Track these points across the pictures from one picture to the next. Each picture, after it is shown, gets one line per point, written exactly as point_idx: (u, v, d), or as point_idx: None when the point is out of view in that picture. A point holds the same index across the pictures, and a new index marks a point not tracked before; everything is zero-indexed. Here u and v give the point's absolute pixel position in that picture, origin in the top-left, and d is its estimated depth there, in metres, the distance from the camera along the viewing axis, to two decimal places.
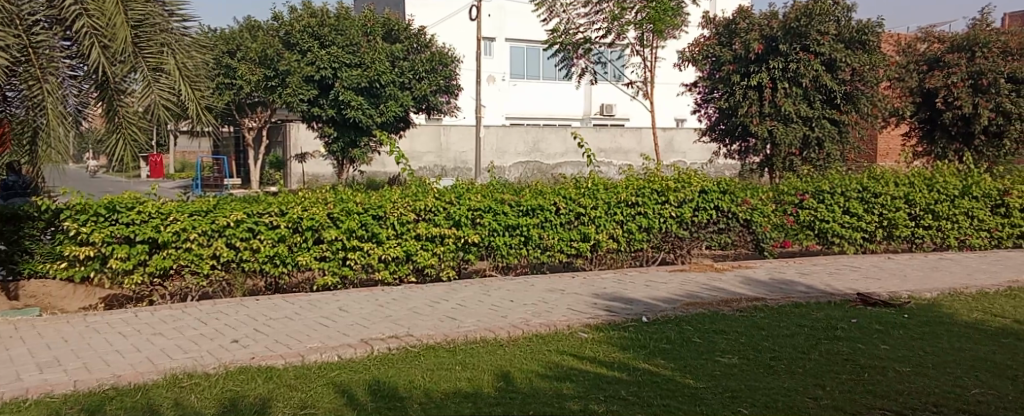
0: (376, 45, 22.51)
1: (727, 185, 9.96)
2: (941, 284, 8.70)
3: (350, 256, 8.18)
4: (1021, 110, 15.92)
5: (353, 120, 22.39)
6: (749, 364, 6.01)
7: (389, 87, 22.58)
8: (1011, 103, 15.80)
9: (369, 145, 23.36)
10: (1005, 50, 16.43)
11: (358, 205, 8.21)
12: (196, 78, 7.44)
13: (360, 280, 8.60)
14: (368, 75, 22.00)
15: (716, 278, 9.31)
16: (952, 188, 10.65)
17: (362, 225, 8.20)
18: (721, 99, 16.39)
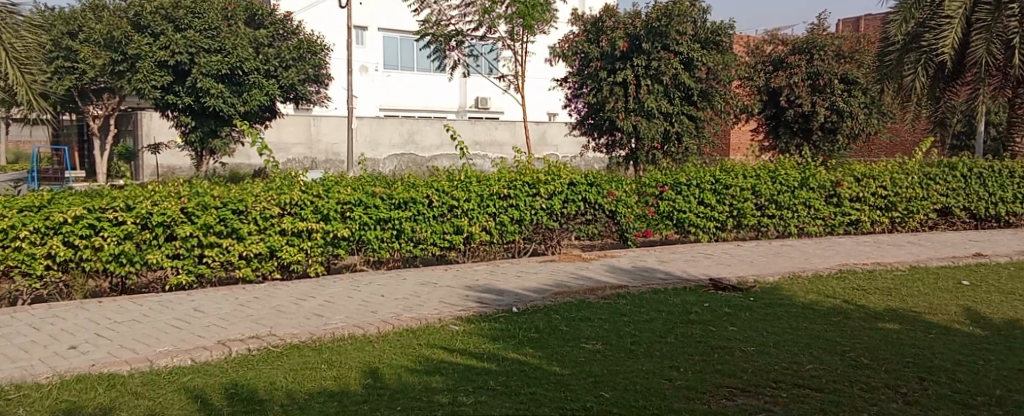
0: (237, 30, 21.86)
1: (594, 178, 10.32)
2: (783, 269, 9.38)
3: (207, 253, 7.94)
4: (852, 109, 17.72)
5: (212, 109, 21.54)
6: (611, 350, 6.30)
7: (253, 75, 21.85)
8: (843, 102, 17.54)
9: (229, 136, 22.65)
10: (839, 52, 17.97)
11: (216, 199, 7.99)
12: (27, 60, 7.42)
13: (219, 279, 8.35)
14: (229, 62, 21.19)
15: (583, 267, 9.66)
16: (792, 180, 11.46)
17: (220, 220, 7.98)
18: (590, 94, 16.84)
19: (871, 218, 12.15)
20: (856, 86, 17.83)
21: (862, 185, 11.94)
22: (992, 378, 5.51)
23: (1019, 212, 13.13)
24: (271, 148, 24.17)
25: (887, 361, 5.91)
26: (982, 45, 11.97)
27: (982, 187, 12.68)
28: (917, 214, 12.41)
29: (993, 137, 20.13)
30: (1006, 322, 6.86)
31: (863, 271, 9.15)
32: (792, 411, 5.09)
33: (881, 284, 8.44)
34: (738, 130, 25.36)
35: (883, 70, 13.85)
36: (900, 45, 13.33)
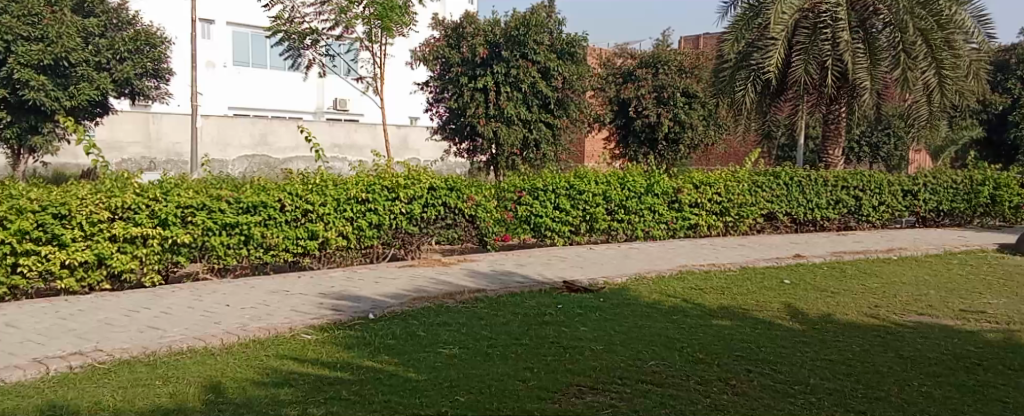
0: (62, 17, 19.50)
1: (454, 182, 10.39)
2: (629, 271, 9.83)
3: (23, 262, 7.45)
4: (691, 121, 19.38)
5: (32, 103, 19.26)
6: (467, 353, 6.40)
7: (80, 67, 19.84)
8: (684, 114, 19.21)
9: (51, 132, 20.49)
10: (681, 67, 19.62)
11: (33, 202, 7.52)
12: None
13: (37, 290, 7.87)
14: (52, 51, 19.00)
15: (442, 271, 9.72)
16: (639, 186, 12.02)
17: (38, 225, 7.52)
18: (451, 99, 16.89)
19: (707, 222, 12.89)
20: (694, 100, 19.63)
21: (700, 192, 12.68)
22: (807, 368, 6.02)
23: (832, 218, 14.10)
24: (102, 147, 22.52)
25: (719, 356, 6.34)
26: (800, 65, 13.72)
27: (802, 194, 13.68)
28: (746, 218, 13.25)
29: (812, 149, 21.93)
30: (820, 317, 7.51)
31: (700, 271, 9.74)
32: (632, 406, 5.37)
33: (717, 283, 9.03)
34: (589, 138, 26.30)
35: (717, 85, 15.25)
36: (732, 63, 14.74)
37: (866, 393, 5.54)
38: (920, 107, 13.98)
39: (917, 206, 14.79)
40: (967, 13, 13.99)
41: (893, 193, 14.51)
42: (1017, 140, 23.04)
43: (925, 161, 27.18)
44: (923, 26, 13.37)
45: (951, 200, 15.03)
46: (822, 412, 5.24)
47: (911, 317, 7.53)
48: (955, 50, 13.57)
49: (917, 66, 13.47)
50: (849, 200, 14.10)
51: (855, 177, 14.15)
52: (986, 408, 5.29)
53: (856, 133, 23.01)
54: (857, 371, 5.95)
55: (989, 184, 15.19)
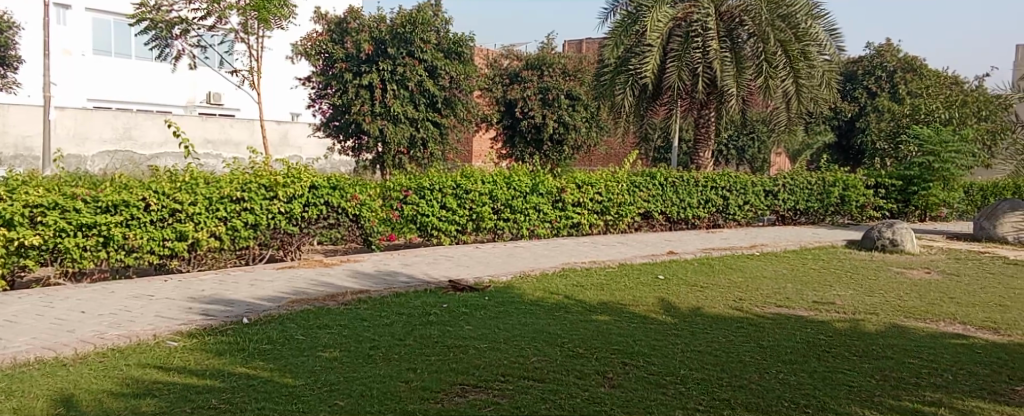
0: None
1: (337, 181, 10.11)
2: (514, 269, 9.85)
3: None
4: (575, 122, 19.90)
5: None
6: (349, 356, 6.21)
7: None
8: (568, 116, 19.72)
9: None
10: (564, 70, 20.12)
11: None
12: None
13: None
14: None
15: (323, 273, 9.43)
16: (524, 185, 12.07)
17: None
18: (335, 95, 16.44)
19: (589, 221, 13.12)
20: (579, 102, 20.05)
21: (582, 191, 12.89)
22: (679, 360, 6.19)
23: (702, 216, 14.61)
24: None
25: (598, 350, 6.42)
26: (674, 72, 14.27)
27: (675, 194, 14.13)
28: (625, 217, 13.57)
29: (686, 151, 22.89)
30: (691, 310, 7.75)
31: (582, 268, 9.89)
32: (513, 402, 5.35)
33: (598, 280, 9.18)
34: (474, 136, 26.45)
35: (598, 89, 15.59)
36: (613, 67, 15.07)
37: (730, 382, 5.74)
38: (780, 114, 14.80)
39: (776, 206, 15.47)
40: (820, 26, 14.75)
41: (756, 193, 15.15)
42: (863, 146, 24.78)
43: (785, 164, 28.80)
44: (783, 38, 14.13)
45: (806, 199, 15.76)
46: (690, 401, 5.40)
47: (771, 309, 7.90)
48: (809, 60, 14.37)
49: (776, 74, 14.19)
50: (716, 200, 14.65)
51: (723, 177, 14.74)
52: (834, 391, 5.59)
53: (724, 137, 24.16)
54: (723, 361, 6.16)
55: (839, 185, 16.01)
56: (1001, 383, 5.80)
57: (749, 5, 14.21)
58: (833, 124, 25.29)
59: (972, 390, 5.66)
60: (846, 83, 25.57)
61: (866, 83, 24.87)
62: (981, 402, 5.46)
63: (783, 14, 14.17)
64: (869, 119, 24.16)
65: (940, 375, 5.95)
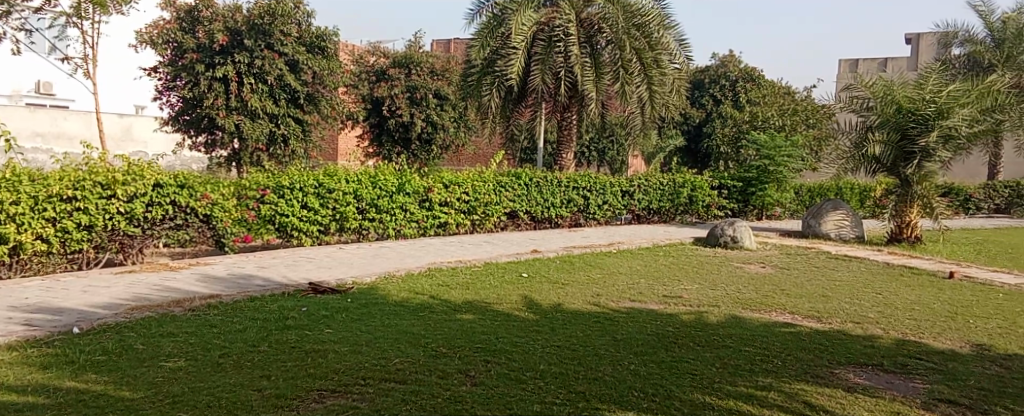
0: None
1: (185, 179, 9.58)
2: (377, 270, 9.65)
3: None
4: (443, 122, 19.93)
5: None
6: (195, 365, 5.85)
7: None
8: (436, 115, 19.74)
9: None
10: (432, 69, 20.05)
11: None
12: None
13: None
14: None
15: (169, 277, 8.89)
16: (390, 185, 11.85)
17: None
18: (185, 87, 15.56)
19: (456, 220, 13.07)
20: (446, 102, 20.03)
21: (449, 191, 12.81)
22: (540, 355, 6.22)
23: (564, 216, 14.89)
24: None
25: (461, 349, 6.34)
26: (538, 75, 14.49)
27: (539, 194, 14.32)
28: (491, 216, 13.62)
29: (550, 152, 23.41)
30: (552, 307, 7.84)
31: (447, 268, 9.82)
32: (372, 405, 5.22)
33: (462, 279, 9.14)
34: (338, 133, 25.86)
35: (465, 89, 15.63)
36: (479, 68, 15.13)
37: (586, 374, 5.84)
38: (635, 118, 15.13)
39: (632, 206, 16.01)
40: (671, 36, 15.05)
41: (614, 194, 15.60)
42: (709, 149, 26.07)
43: (641, 166, 29.88)
44: (638, 46, 14.58)
45: (658, 199, 16.35)
46: (548, 395, 5.44)
47: (626, 304, 8.13)
48: (661, 68, 14.86)
49: (631, 80, 14.65)
50: (577, 200, 14.97)
51: (583, 178, 15.08)
52: (680, 380, 5.79)
53: (586, 138, 24.79)
54: (580, 355, 6.25)
55: (688, 186, 16.65)
56: (822, 367, 6.18)
57: (606, 13, 14.59)
58: (682, 129, 26.37)
59: (799, 374, 6.01)
60: (694, 91, 26.88)
61: (712, 91, 26.21)
62: (805, 385, 5.79)
63: (638, 23, 14.63)
64: (715, 124, 25.43)
65: (772, 362, 6.28)
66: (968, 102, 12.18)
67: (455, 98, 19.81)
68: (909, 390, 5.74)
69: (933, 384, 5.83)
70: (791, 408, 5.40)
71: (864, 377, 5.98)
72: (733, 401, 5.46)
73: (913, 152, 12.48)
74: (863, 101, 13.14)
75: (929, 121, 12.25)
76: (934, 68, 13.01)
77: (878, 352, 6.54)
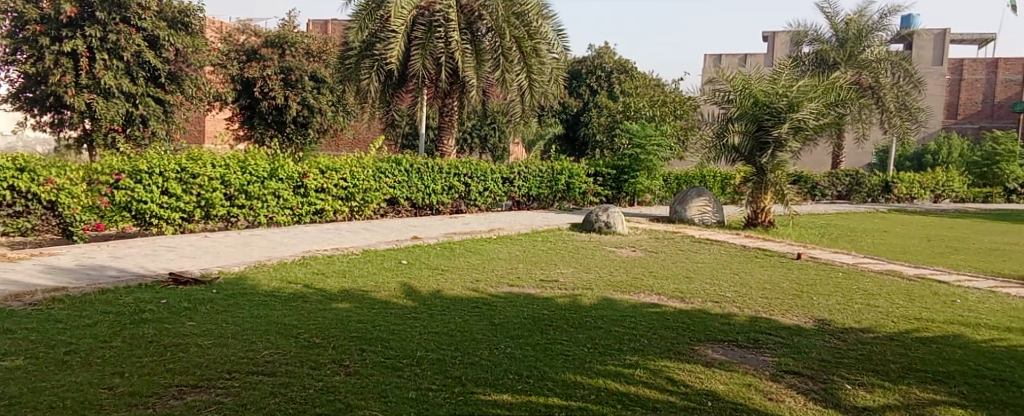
0: None
1: (24, 163, 9.46)
2: (246, 259, 9.41)
3: None
4: (320, 106, 19.68)
5: None
6: (37, 364, 5.62)
7: None
8: (313, 99, 19.44)
9: None
10: (308, 51, 19.81)
11: None
12: None
13: None
14: None
15: (7, 269, 8.39)
16: (261, 170, 11.57)
17: None
18: (28, 62, 14.51)
19: (333, 207, 12.91)
20: (324, 85, 19.82)
21: (325, 177, 12.64)
22: (417, 342, 6.29)
23: (445, 202, 14.96)
24: None
25: (335, 339, 6.29)
26: (418, 60, 14.45)
27: (419, 180, 14.33)
28: (370, 203, 13.53)
29: (431, 139, 23.44)
30: (430, 293, 7.93)
31: (322, 256, 9.72)
32: (238, 400, 5.19)
33: (337, 267, 9.09)
34: (203, 115, 24.98)
35: (343, 72, 15.39)
36: (357, 52, 14.97)
37: (464, 359, 5.96)
38: (515, 106, 15.43)
39: (513, 192, 16.28)
40: (549, 26, 15.30)
41: (495, 180, 15.78)
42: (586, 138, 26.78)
43: (521, 154, 30.33)
44: (517, 34, 14.77)
45: (537, 186, 16.69)
46: (425, 382, 5.53)
47: (504, 288, 8.32)
48: (539, 57, 15.13)
49: (511, 68, 14.87)
50: (459, 186, 15.08)
51: (465, 165, 15.18)
52: (553, 361, 6.02)
53: (465, 125, 24.92)
54: (458, 341, 6.36)
55: (565, 174, 17.11)
56: (685, 345, 6.57)
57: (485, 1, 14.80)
58: (561, 117, 26.74)
59: (663, 352, 6.37)
60: (572, 80, 27.51)
61: (588, 81, 26.93)
62: (668, 362, 6.14)
63: (517, 11, 14.82)
64: (591, 113, 26.03)
65: (640, 341, 6.62)
66: (815, 97, 13.07)
67: (333, 82, 19.61)
68: (760, 363, 6.18)
69: (782, 357, 6.28)
70: (655, 384, 5.72)
71: (721, 353, 6.40)
72: (602, 379, 5.74)
73: (767, 142, 13.29)
74: (724, 94, 13.95)
75: (781, 113, 13.05)
76: (787, 65, 13.92)
77: (734, 329, 7.01)
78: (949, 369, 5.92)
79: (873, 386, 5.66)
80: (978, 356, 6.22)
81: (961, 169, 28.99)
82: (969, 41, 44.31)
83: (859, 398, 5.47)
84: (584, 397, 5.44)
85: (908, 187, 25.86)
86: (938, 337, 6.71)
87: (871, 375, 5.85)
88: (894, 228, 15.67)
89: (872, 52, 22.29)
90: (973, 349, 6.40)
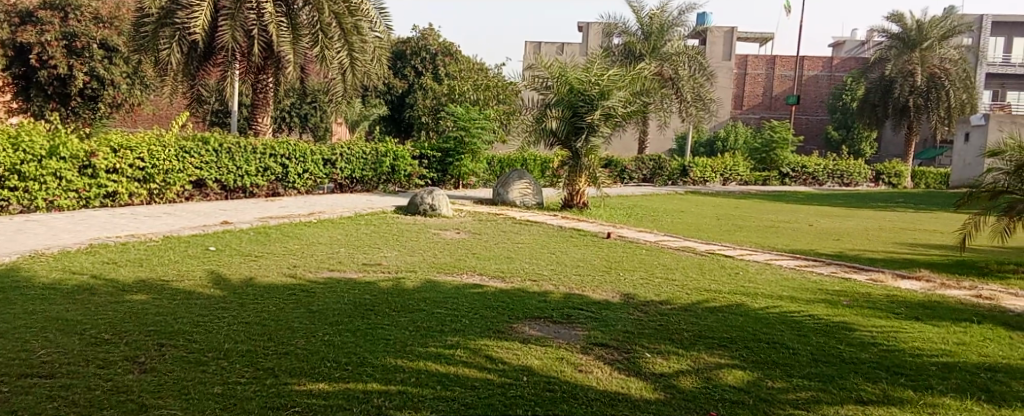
0: None
1: None
2: (20, 248, 8.65)
3: None
4: (111, 78, 19.24)
5: None
6: None
7: None
8: (102, 69, 18.95)
9: None
10: (96, 16, 18.85)
11: None
12: None
13: None
14: None
15: None
16: (38, 147, 10.69)
17: None
18: None
19: (128, 190, 12.14)
20: (116, 54, 19.28)
21: (118, 156, 11.87)
22: (224, 334, 6.10)
23: (259, 184, 14.45)
24: None
25: (129, 334, 5.98)
26: (227, 31, 13.67)
27: (230, 161, 13.75)
28: (172, 185, 12.86)
29: (244, 116, 22.56)
30: (241, 282, 7.69)
31: (114, 244, 9.13)
32: (8, 407, 4.83)
33: (133, 256, 8.58)
34: None
35: (137, 41, 14.31)
36: (155, 18, 13.93)
37: (276, 349, 5.86)
38: (336, 85, 15.14)
39: (334, 174, 16.00)
40: (371, 3, 15.15)
41: (315, 162, 15.46)
42: (412, 119, 26.80)
43: (343, 134, 29.86)
44: (337, 10, 14.48)
45: (361, 168, 16.52)
46: (232, 375, 5.39)
47: (323, 273, 8.24)
48: (361, 34, 15.01)
49: (331, 45, 14.52)
50: (275, 168, 14.62)
51: (282, 145, 14.72)
52: (373, 346, 6.06)
53: (282, 104, 24.23)
54: (269, 330, 6.23)
55: (390, 156, 17.05)
56: (503, 323, 6.80)
57: None
58: (386, 99, 26.58)
59: (483, 331, 6.56)
60: (396, 61, 26.92)
61: (413, 62, 26.58)
62: (487, 340, 6.34)
63: None
64: (415, 96, 26.21)
65: (460, 321, 6.78)
66: (624, 86, 13.83)
67: (124, 51, 19.12)
68: (571, 337, 6.52)
69: (590, 331, 6.66)
70: (473, 362, 5.89)
71: (536, 329, 6.69)
72: (422, 362, 5.83)
73: (581, 127, 13.91)
74: (543, 80, 14.41)
75: (594, 100, 13.74)
76: (598, 55, 14.58)
77: (548, 306, 7.34)
78: (732, 335, 6.52)
79: (669, 353, 6.13)
80: (756, 322, 6.89)
81: (743, 154, 31.77)
82: (751, 41, 48.69)
83: (658, 365, 5.90)
84: (404, 380, 5.50)
85: (703, 170, 28.04)
86: (724, 306, 7.36)
87: (667, 343, 6.32)
88: (688, 208, 16.92)
89: (670, 46, 24.10)
90: (752, 316, 7.09)
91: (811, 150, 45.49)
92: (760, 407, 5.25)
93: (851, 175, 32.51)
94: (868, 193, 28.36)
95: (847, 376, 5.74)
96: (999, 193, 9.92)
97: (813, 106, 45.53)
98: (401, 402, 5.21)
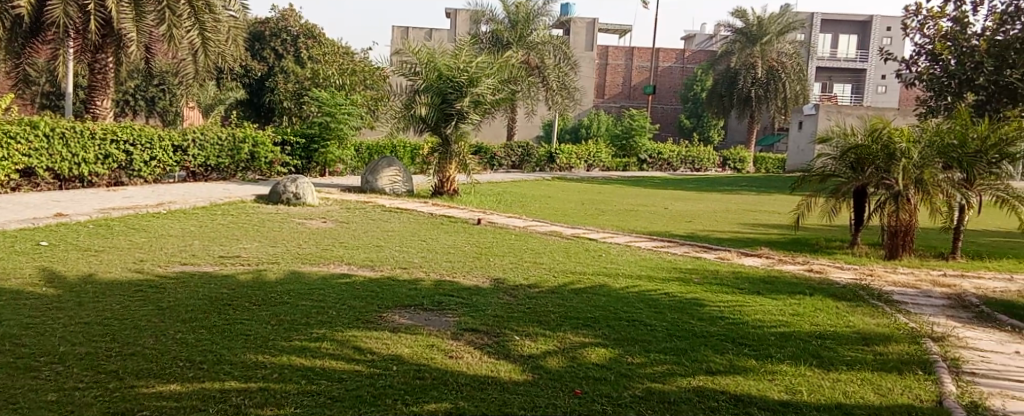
0: None
1: None
2: None
3: None
4: None
5: None
6: None
7: None
8: None
9: None
10: None
11: None
12: None
13: None
14: None
15: None
16: None
17: None
18: None
19: None
20: None
21: None
22: (60, 336, 5.58)
23: (99, 173, 13.44)
24: None
25: None
26: (57, 6, 12.45)
27: (64, 148, 12.73)
28: None
29: (79, 99, 21.12)
30: (80, 279, 7.08)
31: None
32: None
33: None
34: None
35: None
36: None
37: (120, 351, 5.41)
38: (187, 66, 14.44)
39: (186, 162, 15.15)
40: None
41: (163, 149, 14.56)
42: (272, 104, 25.86)
43: (193, 116, 28.59)
44: None
45: (215, 155, 15.72)
46: (69, 380, 4.93)
47: (175, 268, 7.73)
48: (215, 14, 14.31)
49: (179, 23, 13.59)
50: (117, 155, 13.64)
51: (124, 130, 13.73)
52: (231, 342, 5.71)
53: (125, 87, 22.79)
54: (113, 331, 5.75)
55: (248, 142, 16.33)
56: (372, 313, 6.59)
57: None
58: (244, 82, 25.68)
59: (351, 322, 6.33)
60: (254, 42, 25.70)
61: (273, 44, 25.54)
62: (355, 331, 6.11)
63: None
64: (276, 79, 25.33)
65: (326, 313, 6.51)
66: (492, 73, 13.80)
67: None
68: (442, 324, 6.39)
69: (461, 317, 6.55)
70: (340, 355, 5.66)
71: (406, 318, 6.52)
72: (286, 356, 5.54)
73: (451, 114, 13.77)
74: (411, 66, 14.13)
75: (463, 87, 13.62)
76: (466, 40, 14.45)
77: (418, 294, 7.18)
78: (596, 314, 6.59)
79: (537, 335, 6.11)
80: (617, 301, 7.00)
81: (605, 139, 32.65)
82: (614, 31, 50.02)
83: (526, 347, 5.87)
84: (265, 377, 5.20)
85: (569, 157, 28.48)
86: (589, 288, 7.44)
87: (535, 325, 6.30)
88: (554, 193, 17.15)
89: (537, 35, 24.36)
90: (615, 296, 7.20)
91: (665, 137, 47.39)
92: (621, 382, 5.29)
93: (700, 160, 34.09)
94: (713, 177, 29.84)
95: (700, 349, 5.89)
96: (827, 176, 10.56)
97: (669, 96, 47.41)
98: (262, 399, 4.91)
